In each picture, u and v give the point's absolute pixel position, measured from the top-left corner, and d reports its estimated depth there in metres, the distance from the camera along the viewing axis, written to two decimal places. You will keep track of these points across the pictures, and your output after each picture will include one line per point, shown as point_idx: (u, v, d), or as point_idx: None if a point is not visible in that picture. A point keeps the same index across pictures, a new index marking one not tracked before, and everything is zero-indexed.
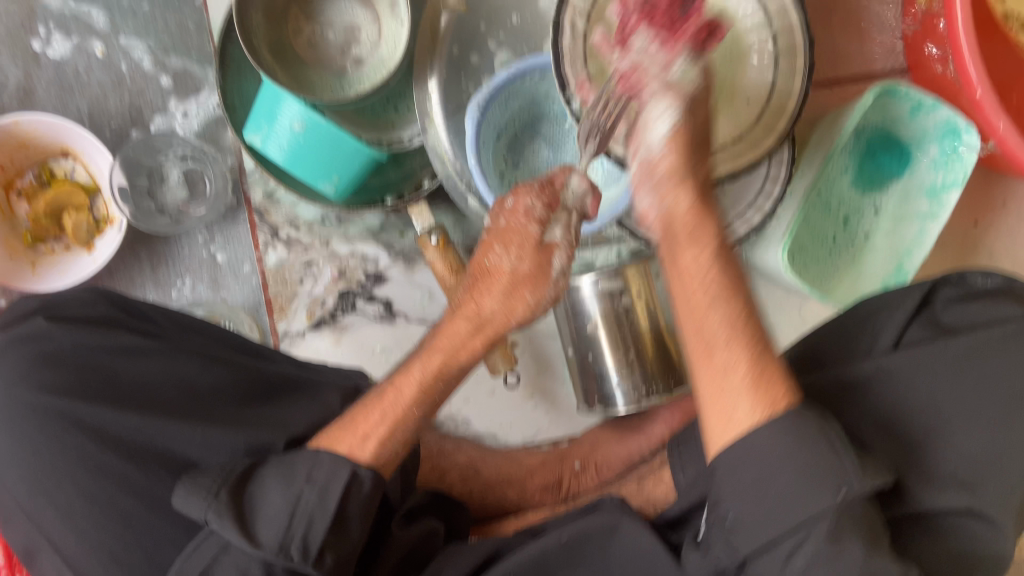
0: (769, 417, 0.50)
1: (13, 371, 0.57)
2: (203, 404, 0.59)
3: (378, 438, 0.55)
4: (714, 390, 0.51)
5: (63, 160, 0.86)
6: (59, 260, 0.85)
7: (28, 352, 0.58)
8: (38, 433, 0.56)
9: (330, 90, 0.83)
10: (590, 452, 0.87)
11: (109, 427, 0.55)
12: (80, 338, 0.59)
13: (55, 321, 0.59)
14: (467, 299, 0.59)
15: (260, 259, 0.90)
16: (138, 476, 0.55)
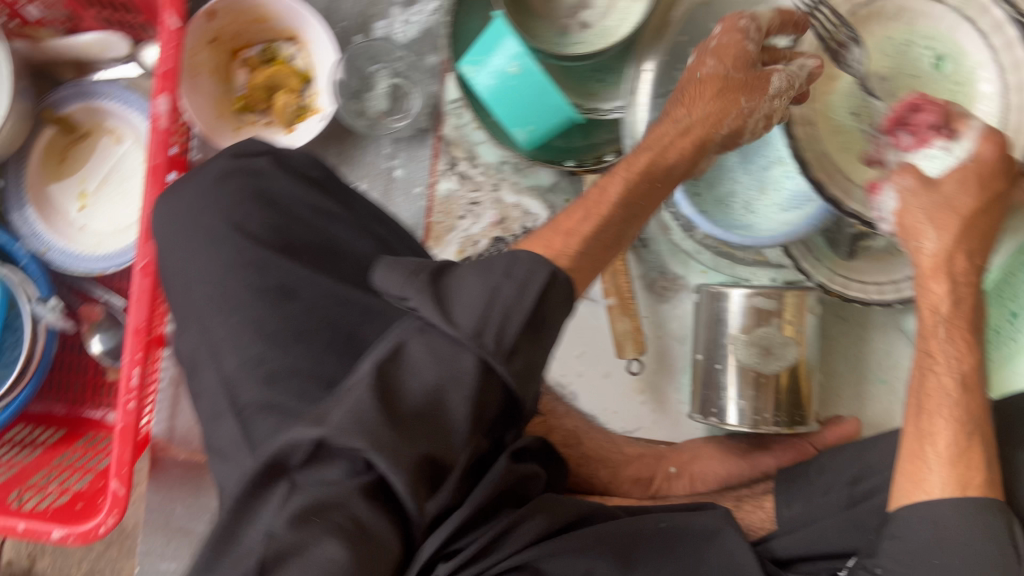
0: (958, 497, 0.57)
1: (230, 195, 0.62)
2: (368, 286, 0.62)
3: (581, 233, 0.55)
4: (914, 456, 0.61)
5: (289, 45, 0.91)
6: (259, 132, 0.90)
7: (245, 185, 0.63)
8: (232, 256, 0.60)
9: (550, 44, 0.86)
10: (689, 461, 0.86)
11: (288, 278, 0.59)
12: (292, 186, 0.64)
13: (278, 166, 0.65)
14: (680, 105, 0.66)
15: (432, 185, 0.94)
16: (303, 321, 0.57)
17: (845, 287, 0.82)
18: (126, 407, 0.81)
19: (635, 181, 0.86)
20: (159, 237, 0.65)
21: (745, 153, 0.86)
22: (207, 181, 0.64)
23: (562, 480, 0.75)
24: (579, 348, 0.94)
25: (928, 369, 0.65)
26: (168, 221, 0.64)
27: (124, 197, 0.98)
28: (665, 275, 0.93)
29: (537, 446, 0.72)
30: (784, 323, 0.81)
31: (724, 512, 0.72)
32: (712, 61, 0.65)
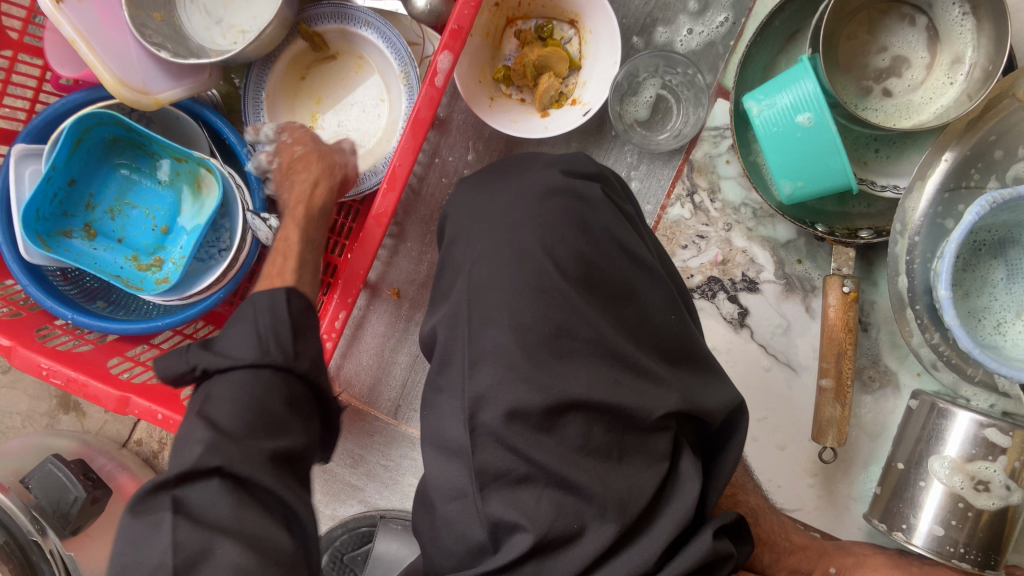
0: None
1: (535, 212, 0.60)
2: (641, 342, 0.59)
3: None
4: None
5: (567, 27, 0.88)
6: (511, 107, 0.88)
7: (565, 206, 0.60)
8: (516, 275, 0.57)
9: (845, 101, 0.82)
10: (851, 566, 0.83)
11: (574, 307, 0.56)
12: (596, 217, 0.60)
13: (604, 194, 0.62)
14: None
15: (664, 207, 0.90)
16: (570, 366, 0.56)
17: None
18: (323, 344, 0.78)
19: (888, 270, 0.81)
20: (450, 219, 0.65)
21: (1012, 273, 0.80)
22: (529, 189, 0.62)
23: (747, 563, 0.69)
24: (763, 413, 0.90)
25: None
26: (469, 211, 0.63)
27: (354, 128, 0.94)
28: (876, 366, 0.88)
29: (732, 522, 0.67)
30: (1011, 463, 0.75)
31: None
32: None
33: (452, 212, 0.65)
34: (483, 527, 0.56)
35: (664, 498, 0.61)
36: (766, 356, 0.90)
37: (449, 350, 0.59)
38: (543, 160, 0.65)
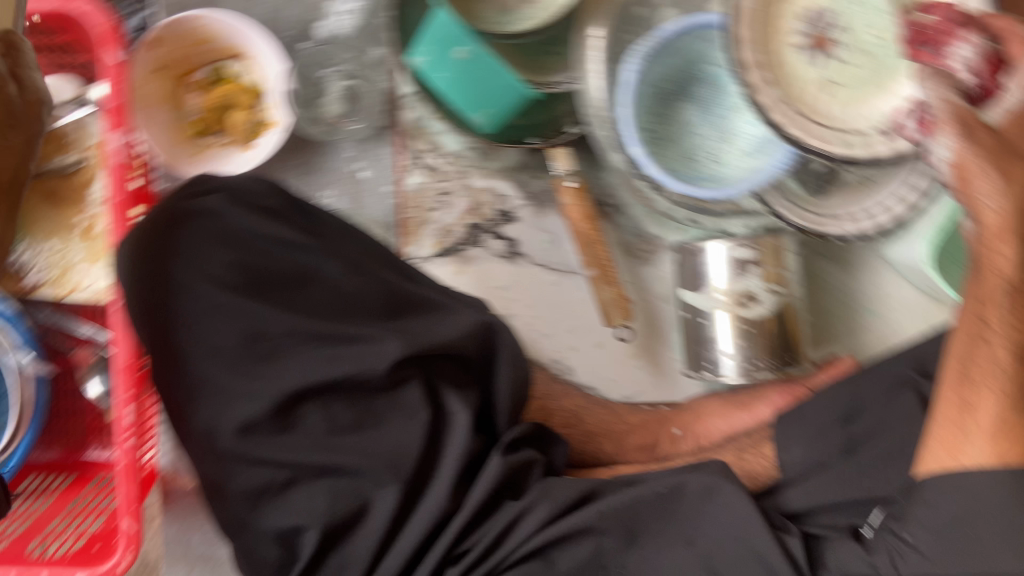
0: (994, 477, 0.58)
1: (195, 242, 0.63)
2: (339, 312, 0.63)
3: None
4: (947, 431, 0.62)
5: (233, 63, 0.91)
6: (218, 153, 0.90)
7: (205, 228, 0.64)
8: (198, 306, 0.61)
9: (494, 24, 0.84)
10: (692, 420, 0.87)
11: (248, 313, 0.60)
12: (252, 221, 0.64)
13: (232, 202, 0.65)
14: None
15: (400, 182, 0.93)
16: (273, 364, 0.59)
17: (821, 225, 0.80)
18: (125, 446, 0.78)
19: (600, 151, 0.85)
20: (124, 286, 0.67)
21: (701, 105, 0.86)
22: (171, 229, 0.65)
23: (563, 460, 0.76)
24: (570, 323, 0.94)
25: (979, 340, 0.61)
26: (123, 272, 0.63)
27: None
28: (643, 238, 0.93)
29: (531, 431, 0.73)
30: (764, 270, 0.81)
31: (719, 466, 0.69)
32: None
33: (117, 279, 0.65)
34: (273, 541, 0.59)
35: (435, 449, 0.63)
36: (549, 272, 0.94)
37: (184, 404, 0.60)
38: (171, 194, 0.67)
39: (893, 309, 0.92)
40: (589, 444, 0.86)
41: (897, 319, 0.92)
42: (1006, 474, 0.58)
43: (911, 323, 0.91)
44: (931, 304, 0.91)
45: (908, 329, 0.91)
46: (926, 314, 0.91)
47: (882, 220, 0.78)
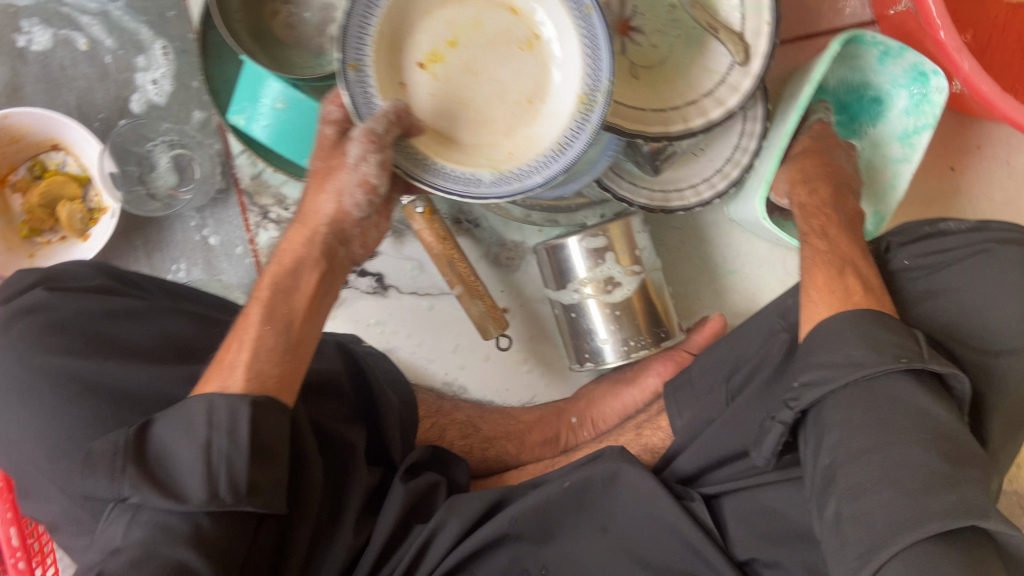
0: (897, 390, 0.57)
1: (13, 341, 0.58)
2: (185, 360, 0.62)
3: (241, 363, 0.55)
4: (858, 404, 0.57)
5: (55, 154, 0.89)
6: (54, 250, 0.88)
7: (32, 321, 0.58)
8: (33, 391, 0.56)
9: (309, 69, 0.84)
10: (586, 408, 0.90)
11: (102, 384, 0.56)
12: (79, 305, 0.60)
13: (54, 291, 0.61)
14: (289, 243, 0.60)
15: (252, 240, 0.92)
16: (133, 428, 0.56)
17: (665, 200, 0.86)
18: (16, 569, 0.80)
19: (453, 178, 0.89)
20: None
21: None
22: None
23: (467, 476, 0.77)
24: (453, 342, 0.95)
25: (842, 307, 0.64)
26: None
27: None
28: (505, 246, 0.94)
29: (427, 456, 0.74)
30: (619, 255, 0.83)
31: (620, 450, 0.71)
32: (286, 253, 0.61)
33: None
34: None
35: (343, 476, 0.68)
36: (422, 298, 0.94)
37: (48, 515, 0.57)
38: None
39: (751, 263, 0.96)
40: (491, 450, 0.86)
41: (756, 271, 0.96)
42: (907, 377, 0.57)
43: (769, 272, 0.96)
44: (785, 252, 0.96)
45: (768, 277, 0.96)
46: (781, 260, 0.96)
47: (715, 182, 0.87)
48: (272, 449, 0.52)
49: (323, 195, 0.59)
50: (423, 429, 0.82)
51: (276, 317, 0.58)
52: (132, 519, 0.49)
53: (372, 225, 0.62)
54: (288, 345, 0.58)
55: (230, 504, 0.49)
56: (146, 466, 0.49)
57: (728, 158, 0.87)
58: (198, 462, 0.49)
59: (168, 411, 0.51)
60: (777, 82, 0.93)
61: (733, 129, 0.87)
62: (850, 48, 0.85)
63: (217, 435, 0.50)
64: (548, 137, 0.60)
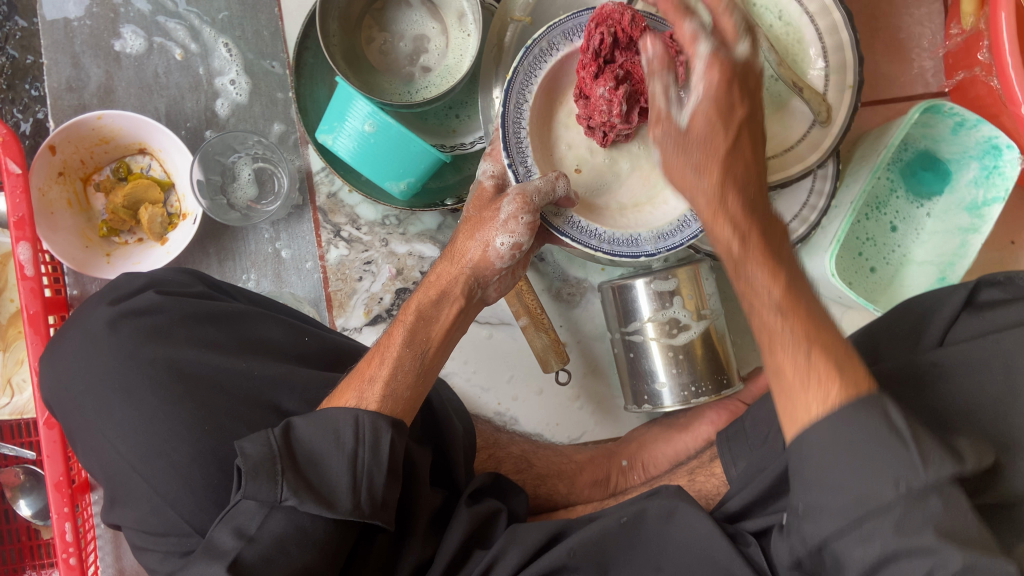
0: (831, 406, 0.48)
1: (124, 338, 0.62)
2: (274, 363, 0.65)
3: (381, 380, 0.59)
4: (782, 391, 0.51)
5: (141, 157, 0.92)
6: (131, 251, 0.91)
7: (139, 324, 0.63)
8: (137, 381, 0.61)
9: (398, 95, 0.88)
10: (637, 450, 0.90)
11: (201, 385, 0.60)
12: (185, 309, 0.65)
13: (163, 295, 0.66)
14: (437, 274, 0.66)
15: (323, 256, 0.94)
16: (227, 422, 0.59)
17: None
18: (67, 564, 0.80)
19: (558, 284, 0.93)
20: (53, 403, 0.65)
21: None
22: (94, 330, 0.63)
23: (525, 508, 0.78)
24: (508, 373, 0.96)
25: (763, 302, 0.52)
26: (56, 385, 0.64)
27: None
28: (568, 282, 0.95)
29: (490, 483, 0.75)
30: (685, 300, 0.84)
31: (676, 488, 0.69)
32: (432, 279, 0.67)
33: (48, 396, 0.65)
34: None
35: (411, 492, 0.68)
36: (482, 326, 0.95)
37: (139, 507, 0.59)
38: (90, 303, 0.67)
39: None
40: (543, 487, 0.86)
41: None
42: (838, 410, 0.47)
43: None
44: (844, 310, 0.96)
45: None
46: (839, 318, 0.97)
47: None
48: (399, 469, 0.56)
49: (471, 241, 0.65)
50: (480, 459, 0.84)
51: (415, 341, 0.63)
52: (270, 514, 0.52)
53: (508, 276, 0.67)
54: (421, 372, 0.62)
55: (367, 515, 0.53)
56: (300, 471, 0.53)
57: (796, 214, 0.89)
58: (346, 472, 0.53)
59: (313, 417, 0.54)
60: (848, 145, 0.95)
61: (803, 185, 0.89)
62: (932, 115, 0.85)
63: (363, 449, 0.54)
64: (673, 209, 0.71)
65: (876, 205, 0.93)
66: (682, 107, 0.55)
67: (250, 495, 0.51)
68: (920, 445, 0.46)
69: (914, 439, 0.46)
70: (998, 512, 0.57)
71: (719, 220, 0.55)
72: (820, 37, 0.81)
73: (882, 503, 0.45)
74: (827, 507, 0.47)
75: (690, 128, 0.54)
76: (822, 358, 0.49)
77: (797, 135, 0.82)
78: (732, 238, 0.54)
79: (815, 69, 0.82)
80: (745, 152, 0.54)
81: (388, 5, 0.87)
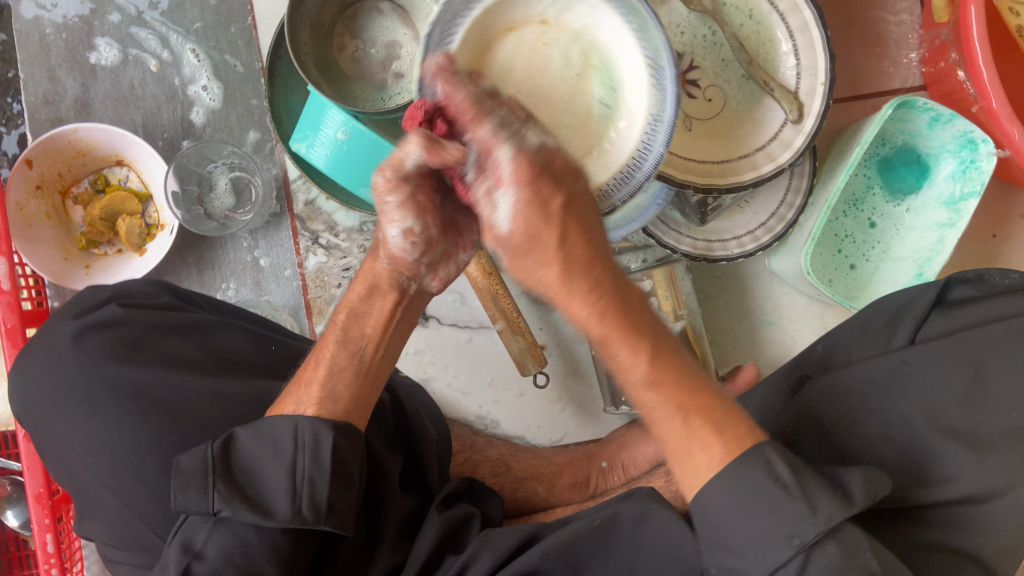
0: (722, 475, 0.51)
1: (91, 353, 0.63)
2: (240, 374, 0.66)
3: (319, 385, 0.59)
4: (685, 456, 0.53)
5: (118, 169, 0.92)
6: (111, 262, 0.91)
7: (104, 338, 0.64)
8: (104, 395, 0.61)
9: (371, 102, 0.88)
10: (617, 452, 0.90)
11: (166, 398, 0.61)
12: (150, 322, 0.65)
13: (126, 308, 0.66)
14: (360, 272, 0.62)
15: (301, 263, 0.94)
16: (193, 433, 0.60)
17: (710, 249, 0.89)
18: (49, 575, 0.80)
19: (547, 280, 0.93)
20: (24, 417, 0.65)
21: None
22: (62, 344, 0.64)
23: (502, 512, 0.78)
24: (489, 376, 0.96)
25: (675, 421, 0.52)
26: (26, 398, 0.64)
27: None
28: None
29: (464, 488, 0.75)
30: None
31: (649, 493, 0.68)
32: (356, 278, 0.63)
33: (19, 410, 0.65)
34: None
35: (381, 499, 0.69)
36: (461, 330, 0.96)
37: (109, 518, 0.60)
38: (59, 316, 0.67)
39: (787, 317, 0.97)
40: (521, 491, 0.86)
41: (792, 324, 0.97)
42: (724, 475, 0.51)
43: (808, 325, 0.97)
44: (823, 307, 0.96)
45: (805, 330, 0.97)
46: (820, 315, 0.97)
47: (759, 234, 0.89)
48: (348, 471, 0.56)
49: (382, 228, 0.60)
50: (457, 463, 0.85)
51: (349, 343, 0.61)
52: (213, 530, 0.53)
53: (441, 274, 0.61)
54: (361, 371, 0.61)
55: (313, 521, 0.54)
56: (233, 479, 0.54)
57: (773, 212, 0.89)
58: (284, 479, 0.53)
59: (253, 427, 0.55)
60: (825, 142, 0.94)
61: (779, 183, 0.89)
62: (905, 109, 0.85)
63: (302, 455, 0.54)
64: None
65: (853, 202, 0.93)
66: (495, 208, 0.47)
67: (184, 509, 0.53)
68: (807, 496, 0.50)
69: (796, 487, 0.50)
70: (967, 508, 0.57)
71: (573, 300, 0.49)
72: (791, 35, 0.80)
73: (778, 560, 0.50)
74: (737, 568, 0.52)
75: (511, 237, 0.47)
76: (702, 427, 0.52)
77: (770, 132, 0.82)
78: (590, 317, 0.50)
79: (787, 66, 0.81)
80: (575, 248, 0.48)
81: (360, 12, 0.88)
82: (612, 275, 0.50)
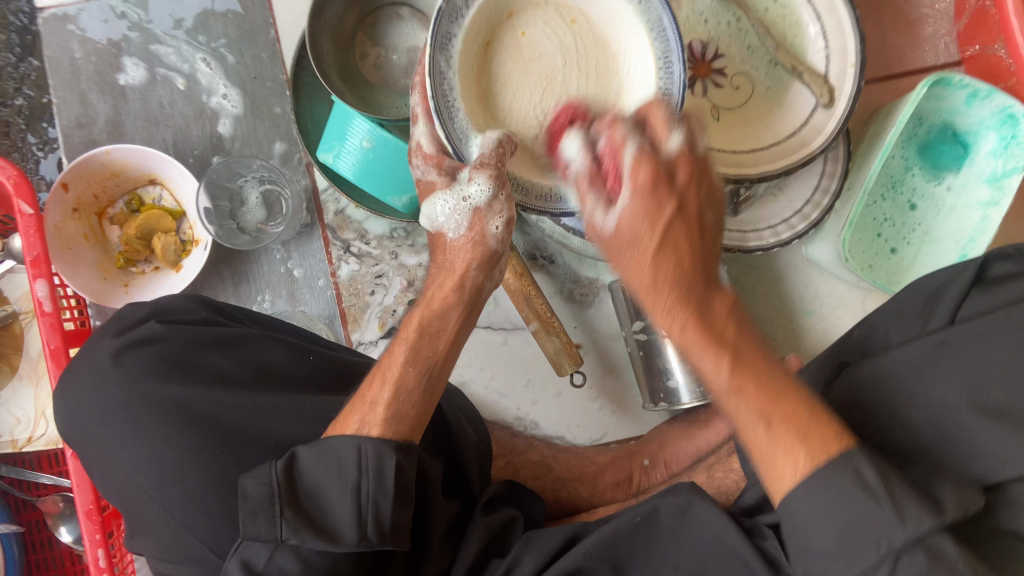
0: (808, 473, 0.49)
1: (132, 372, 0.64)
2: (280, 384, 0.66)
3: (384, 401, 0.59)
4: (766, 452, 0.51)
5: (151, 188, 0.94)
6: (148, 280, 0.93)
7: (144, 355, 0.65)
8: (146, 415, 0.62)
9: (396, 109, 0.88)
10: (658, 449, 0.89)
11: (207, 415, 0.61)
12: (189, 338, 0.66)
13: (165, 324, 0.67)
14: (433, 290, 0.68)
15: (335, 273, 0.94)
16: (236, 449, 0.61)
17: (744, 239, 0.87)
18: None
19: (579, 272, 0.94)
20: (70, 437, 0.67)
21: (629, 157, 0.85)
22: (100, 367, 0.65)
23: (544, 514, 0.78)
24: (525, 377, 0.95)
25: (764, 420, 0.50)
26: (71, 419, 0.66)
27: None
28: (579, 282, 0.95)
29: (504, 492, 0.75)
30: None
31: (689, 486, 0.68)
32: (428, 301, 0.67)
33: (65, 431, 0.67)
34: None
35: (425, 508, 0.68)
36: (496, 332, 0.95)
37: (157, 536, 0.61)
38: (95, 337, 0.68)
39: (826, 304, 0.95)
40: (563, 493, 0.86)
41: (832, 310, 0.95)
42: (811, 477, 0.49)
43: (848, 311, 0.95)
44: (864, 293, 0.94)
45: (846, 316, 0.95)
46: (861, 300, 0.94)
47: (794, 221, 0.87)
48: (408, 490, 0.56)
49: (456, 245, 0.67)
50: (498, 466, 0.85)
51: (421, 356, 0.63)
52: (276, 550, 0.52)
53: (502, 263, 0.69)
54: (428, 383, 0.62)
55: (376, 543, 0.54)
56: (301, 508, 0.53)
57: (809, 198, 0.87)
58: (350, 505, 0.53)
59: (315, 448, 0.55)
60: (858, 124, 0.92)
61: (814, 168, 0.87)
62: (941, 87, 0.83)
63: (366, 480, 0.53)
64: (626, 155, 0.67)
65: (891, 184, 0.90)
66: (608, 211, 0.53)
67: (252, 536, 0.52)
68: (899, 501, 0.47)
69: (885, 493, 0.47)
70: None
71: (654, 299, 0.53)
72: (818, 16, 0.78)
73: (865, 564, 0.47)
74: (821, 572, 0.49)
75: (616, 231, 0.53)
76: (784, 432, 0.50)
77: (802, 118, 0.80)
78: (673, 328, 0.53)
79: (815, 50, 0.79)
80: (678, 245, 0.52)
81: (380, 20, 0.88)
82: (738, 329, 0.53)
